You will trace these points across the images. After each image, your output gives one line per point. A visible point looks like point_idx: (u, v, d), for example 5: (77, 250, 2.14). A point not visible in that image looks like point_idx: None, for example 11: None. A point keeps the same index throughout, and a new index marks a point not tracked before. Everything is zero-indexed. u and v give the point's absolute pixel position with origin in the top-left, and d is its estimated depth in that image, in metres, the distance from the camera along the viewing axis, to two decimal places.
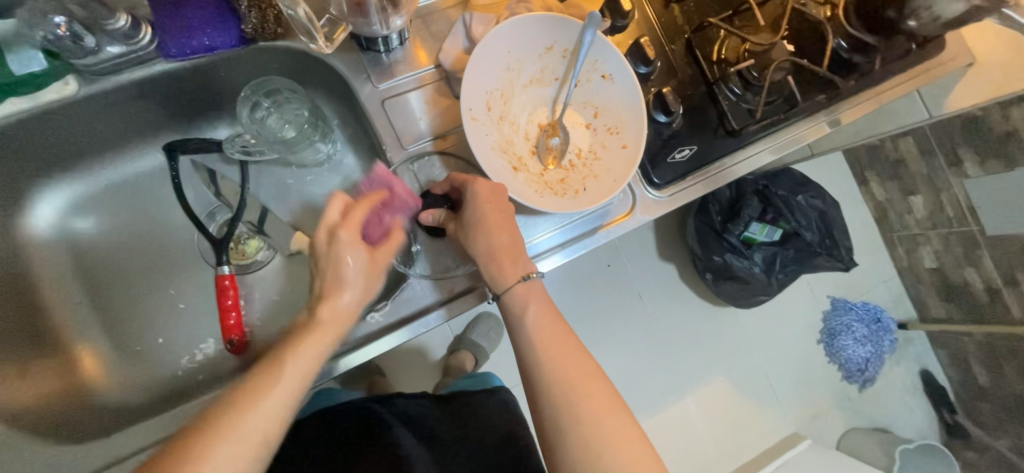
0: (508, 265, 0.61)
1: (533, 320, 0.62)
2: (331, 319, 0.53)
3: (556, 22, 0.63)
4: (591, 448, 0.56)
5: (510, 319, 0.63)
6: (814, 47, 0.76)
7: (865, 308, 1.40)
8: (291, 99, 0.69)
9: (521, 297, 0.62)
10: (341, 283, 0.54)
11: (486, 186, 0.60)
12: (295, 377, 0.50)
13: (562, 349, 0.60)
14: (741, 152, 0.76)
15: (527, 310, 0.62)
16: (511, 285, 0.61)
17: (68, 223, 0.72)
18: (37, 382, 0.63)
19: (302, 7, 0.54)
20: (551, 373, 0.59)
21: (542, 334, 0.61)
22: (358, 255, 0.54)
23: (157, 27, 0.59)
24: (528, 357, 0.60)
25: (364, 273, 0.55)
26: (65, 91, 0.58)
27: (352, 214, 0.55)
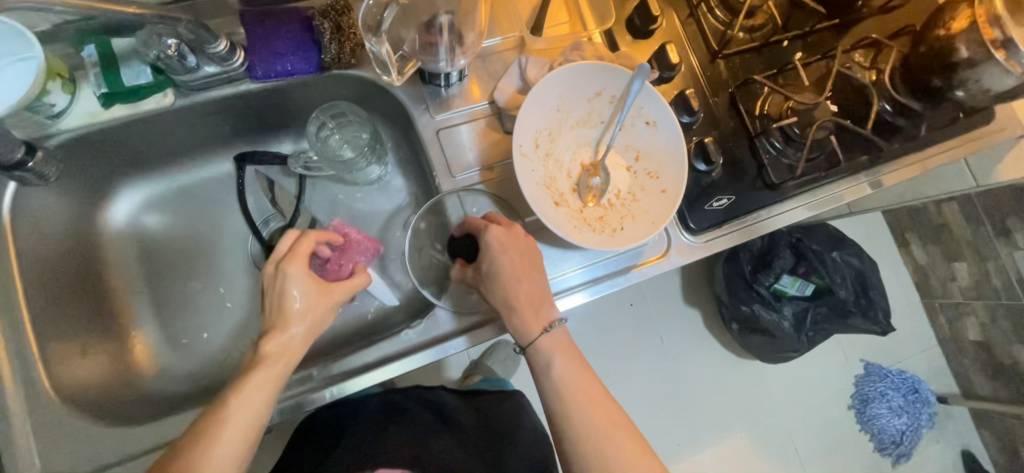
0: (530, 316, 0.63)
1: (559, 371, 0.62)
2: (282, 352, 0.56)
3: (607, 70, 0.67)
4: None
5: (536, 366, 0.64)
6: (858, 109, 0.77)
7: (902, 376, 1.33)
8: (353, 122, 0.75)
9: (546, 347, 0.63)
10: (288, 313, 0.57)
11: (501, 234, 0.63)
12: (242, 419, 0.53)
13: (589, 401, 0.61)
14: (779, 204, 0.77)
15: (553, 362, 0.63)
16: (534, 336, 0.62)
17: (138, 218, 0.77)
18: (93, 363, 0.67)
19: (385, 46, 0.61)
20: (580, 426, 0.60)
21: (568, 387, 0.62)
22: (307, 288, 0.57)
23: (249, 51, 0.65)
24: (557, 410, 0.61)
25: (311, 308, 0.57)
26: (164, 102, 0.64)
27: (301, 247, 0.59)
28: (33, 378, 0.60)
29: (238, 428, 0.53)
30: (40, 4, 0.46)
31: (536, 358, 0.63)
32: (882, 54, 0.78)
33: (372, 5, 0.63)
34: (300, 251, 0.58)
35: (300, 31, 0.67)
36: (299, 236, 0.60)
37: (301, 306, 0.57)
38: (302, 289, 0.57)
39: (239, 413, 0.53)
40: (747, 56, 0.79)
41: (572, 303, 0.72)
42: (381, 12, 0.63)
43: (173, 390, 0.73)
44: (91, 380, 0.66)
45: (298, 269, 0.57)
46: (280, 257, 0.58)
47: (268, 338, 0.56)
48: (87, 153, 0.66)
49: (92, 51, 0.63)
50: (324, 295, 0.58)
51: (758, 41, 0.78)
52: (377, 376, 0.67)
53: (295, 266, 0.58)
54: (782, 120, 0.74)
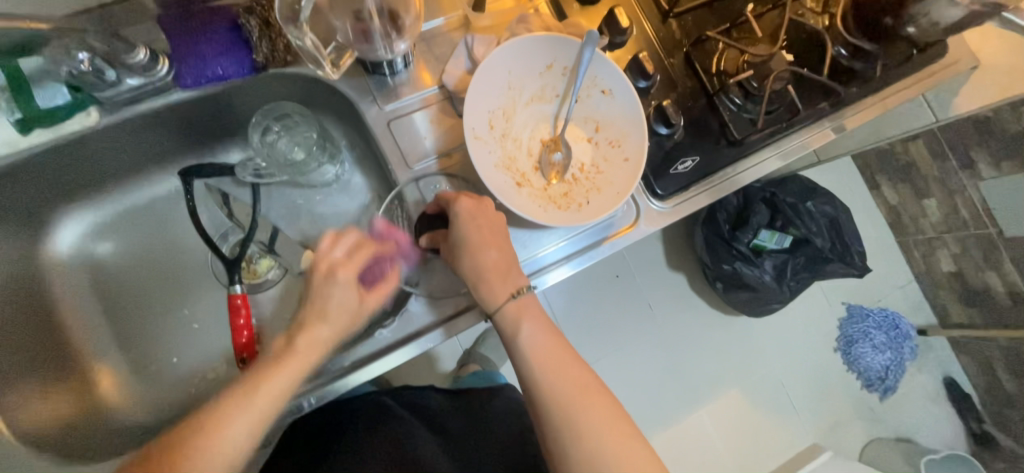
0: (497, 283, 0.62)
1: (527, 338, 0.62)
2: (309, 349, 0.57)
3: (555, 40, 0.64)
4: (592, 459, 0.57)
5: (507, 337, 0.63)
6: (814, 56, 0.76)
7: (883, 315, 1.37)
8: (299, 122, 0.71)
9: (514, 316, 0.62)
10: (327, 316, 0.58)
11: (470, 204, 0.61)
12: (261, 408, 0.54)
13: (560, 366, 0.61)
14: (746, 160, 0.76)
15: (521, 329, 0.62)
16: (502, 304, 0.62)
17: (87, 247, 0.74)
18: (55, 404, 0.64)
19: (309, 36, 0.58)
20: (551, 391, 0.59)
21: (539, 353, 0.61)
22: (345, 296, 0.59)
23: (174, 58, 0.61)
24: (527, 377, 0.61)
25: (350, 313, 0.59)
26: (88, 121, 0.60)
27: (353, 256, 0.60)
28: None
29: (255, 411, 0.53)
30: None
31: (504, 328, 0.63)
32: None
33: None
34: (357, 259, 0.60)
35: (228, 31, 0.63)
36: (359, 243, 0.61)
37: (340, 311, 0.58)
38: (346, 296, 0.58)
39: (268, 396, 0.54)
40: (698, 13, 0.77)
41: (553, 280, 0.72)
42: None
43: (150, 419, 0.71)
44: (55, 419, 0.63)
45: (349, 277, 0.59)
46: (335, 261, 0.59)
47: (302, 336, 0.57)
48: (14, 186, 0.62)
49: (0, 75, 0.58)
50: (363, 302, 0.60)
51: None
52: (357, 379, 0.66)
53: (348, 275, 0.59)
54: (739, 74, 0.72)
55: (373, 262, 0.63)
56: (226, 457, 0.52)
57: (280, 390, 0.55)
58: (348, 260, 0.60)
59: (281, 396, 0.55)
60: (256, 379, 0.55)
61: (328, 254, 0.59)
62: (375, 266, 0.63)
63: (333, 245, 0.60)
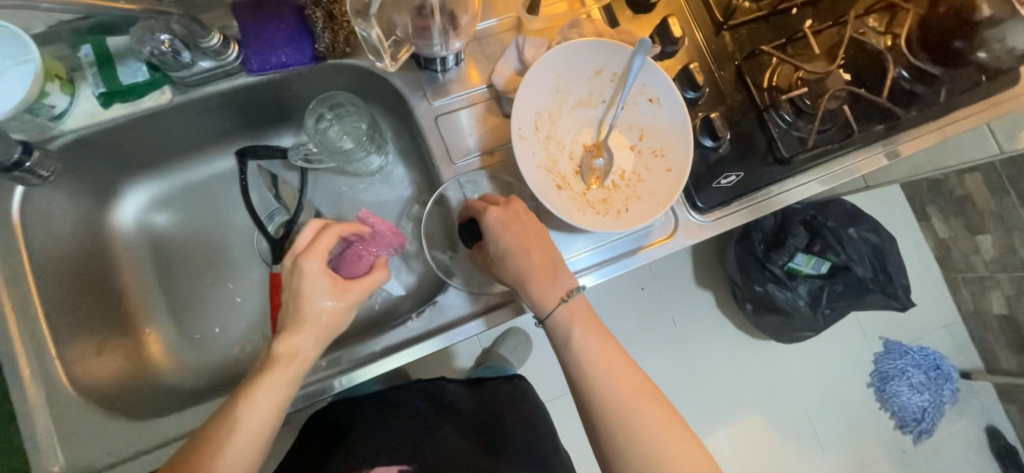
0: (547, 284, 0.62)
1: (579, 342, 0.61)
2: (297, 353, 0.56)
3: (607, 47, 0.65)
4: (650, 463, 0.56)
5: (559, 339, 0.62)
6: (874, 77, 0.74)
7: (923, 354, 1.30)
8: (351, 113, 0.74)
9: (565, 317, 0.62)
10: (303, 318, 0.56)
11: (501, 213, 0.63)
12: (256, 417, 0.53)
13: (615, 369, 0.60)
14: (792, 179, 0.75)
15: (572, 332, 0.62)
16: (553, 306, 0.62)
17: (146, 218, 0.78)
18: (109, 360, 0.69)
19: (375, 29, 0.60)
20: (605, 396, 0.58)
21: (592, 358, 0.60)
22: (316, 294, 0.57)
23: (243, 45, 0.65)
24: (579, 382, 0.60)
25: (327, 308, 0.57)
26: (162, 99, 0.65)
27: (319, 241, 0.58)
28: (49, 373, 0.61)
29: (246, 438, 0.52)
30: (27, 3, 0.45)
31: (556, 330, 0.62)
32: (897, 18, 0.74)
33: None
34: (321, 245, 0.58)
35: (294, 22, 0.66)
36: (321, 231, 0.59)
37: (321, 309, 0.57)
38: (320, 284, 0.57)
39: (253, 420, 0.53)
40: (753, 27, 0.75)
41: (580, 286, 0.72)
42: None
43: (192, 383, 0.75)
44: (108, 375, 0.67)
45: (317, 266, 0.57)
46: (299, 252, 0.58)
47: (280, 341, 0.55)
48: (91, 154, 0.67)
49: (89, 51, 0.63)
50: (339, 293, 0.58)
51: (766, 10, 0.75)
52: (387, 363, 0.68)
53: (315, 263, 0.57)
54: (792, 91, 0.71)
55: (353, 249, 0.67)
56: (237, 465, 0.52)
57: (279, 400, 0.55)
58: (311, 247, 0.58)
59: (279, 410, 0.55)
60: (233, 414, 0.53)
61: (293, 246, 0.58)
62: (354, 254, 0.67)
63: (299, 236, 0.59)
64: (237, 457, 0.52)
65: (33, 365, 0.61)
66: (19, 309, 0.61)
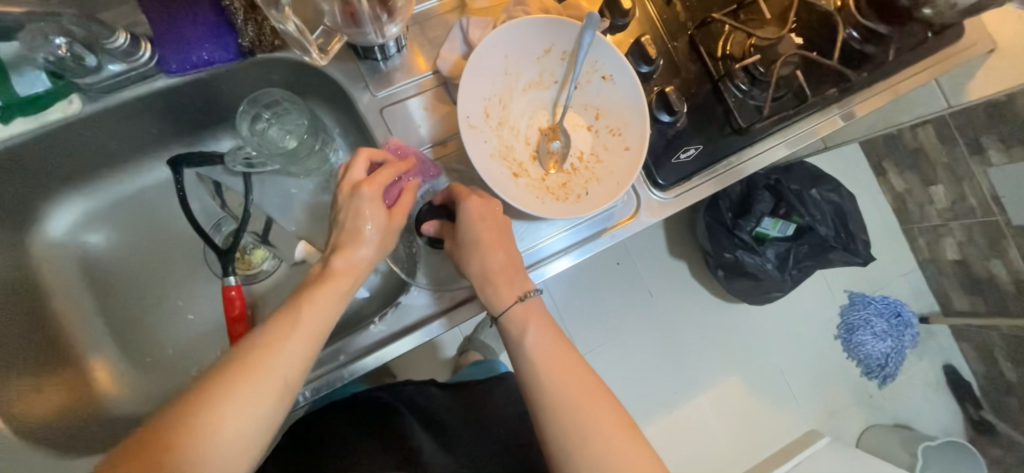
0: (504, 284, 0.62)
1: (532, 341, 0.61)
2: (346, 269, 0.56)
3: (554, 24, 0.61)
4: (596, 462, 0.56)
5: (512, 339, 0.63)
6: (823, 40, 0.74)
7: (885, 302, 1.36)
8: (291, 110, 0.69)
9: (519, 317, 0.62)
10: (360, 236, 0.56)
11: (478, 203, 0.60)
12: (290, 356, 0.50)
13: (566, 368, 0.60)
14: (751, 148, 0.74)
15: (525, 332, 0.62)
16: (508, 306, 0.62)
17: (79, 239, 0.73)
18: (50, 395, 0.64)
19: (292, 20, 0.54)
20: (555, 395, 0.59)
21: (543, 357, 0.61)
22: (375, 202, 0.56)
23: (156, 43, 0.59)
24: (530, 380, 0.60)
25: (382, 231, 0.56)
26: (71, 110, 0.58)
27: (378, 173, 0.56)
28: None
29: (279, 368, 0.50)
30: None
31: (508, 331, 0.63)
32: None
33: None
34: (380, 176, 0.56)
35: (213, 15, 0.60)
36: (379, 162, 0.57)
37: (375, 231, 0.56)
38: (375, 218, 0.56)
39: (290, 356, 0.51)
40: None
41: (557, 269, 0.70)
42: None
43: (149, 409, 0.71)
44: (53, 412, 0.62)
45: (375, 190, 0.55)
46: (355, 183, 0.56)
47: (337, 257, 0.55)
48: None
49: None
50: (390, 225, 0.57)
51: None
52: (362, 367, 0.65)
53: (373, 190, 0.55)
54: (746, 59, 0.70)
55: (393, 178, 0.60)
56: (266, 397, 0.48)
57: (322, 329, 0.53)
58: (369, 177, 0.56)
59: (317, 341, 0.53)
60: (251, 358, 0.49)
61: (348, 173, 0.56)
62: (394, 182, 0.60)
63: (351, 164, 0.56)
64: (270, 376, 0.49)
65: None
66: None
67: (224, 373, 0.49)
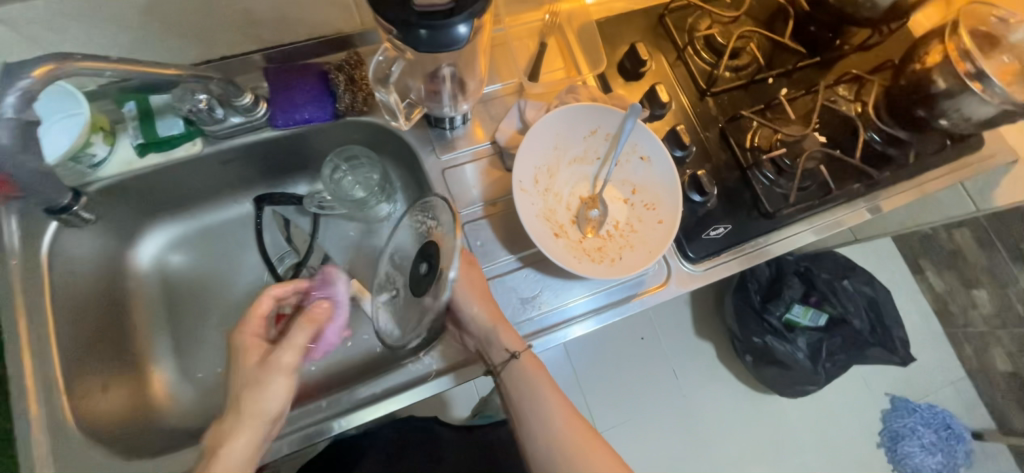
0: (507, 326, 0.69)
1: (531, 385, 0.70)
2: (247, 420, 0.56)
3: (602, 110, 0.71)
4: None
5: (518, 393, 0.71)
6: (848, 140, 0.81)
7: (932, 412, 1.28)
8: (365, 164, 0.80)
9: (520, 364, 0.70)
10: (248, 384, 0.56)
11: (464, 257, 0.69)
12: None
13: (568, 419, 0.69)
14: (780, 232, 0.79)
15: (525, 377, 0.70)
16: (516, 346, 0.69)
17: (162, 258, 0.81)
18: (114, 397, 0.70)
19: (393, 94, 0.68)
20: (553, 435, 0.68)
21: (540, 401, 0.70)
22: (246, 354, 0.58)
23: (271, 103, 0.72)
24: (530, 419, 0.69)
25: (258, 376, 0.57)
26: (193, 150, 0.70)
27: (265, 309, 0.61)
28: (56, 410, 0.62)
29: None
30: (94, 69, 0.49)
31: (514, 384, 0.70)
32: (864, 88, 0.84)
33: (380, 60, 0.66)
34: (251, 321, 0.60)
35: (318, 83, 0.72)
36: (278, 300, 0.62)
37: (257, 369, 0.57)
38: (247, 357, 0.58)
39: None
40: (735, 94, 0.83)
41: (577, 333, 0.73)
42: (390, 67, 0.66)
43: (190, 424, 0.75)
44: (115, 412, 0.69)
45: (245, 336, 0.59)
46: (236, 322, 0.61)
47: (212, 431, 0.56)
48: (122, 198, 0.72)
49: (131, 107, 0.69)
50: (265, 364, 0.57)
51: (745, 79, 0.83)
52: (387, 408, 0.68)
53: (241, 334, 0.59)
54: (772, 152, 0.78)
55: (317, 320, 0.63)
56: None
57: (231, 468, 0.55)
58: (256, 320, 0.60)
59: None
60: None
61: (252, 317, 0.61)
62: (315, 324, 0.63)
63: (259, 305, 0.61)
64: None
65: (39, 398, 0.62)
66: (34, 344, 0.63)
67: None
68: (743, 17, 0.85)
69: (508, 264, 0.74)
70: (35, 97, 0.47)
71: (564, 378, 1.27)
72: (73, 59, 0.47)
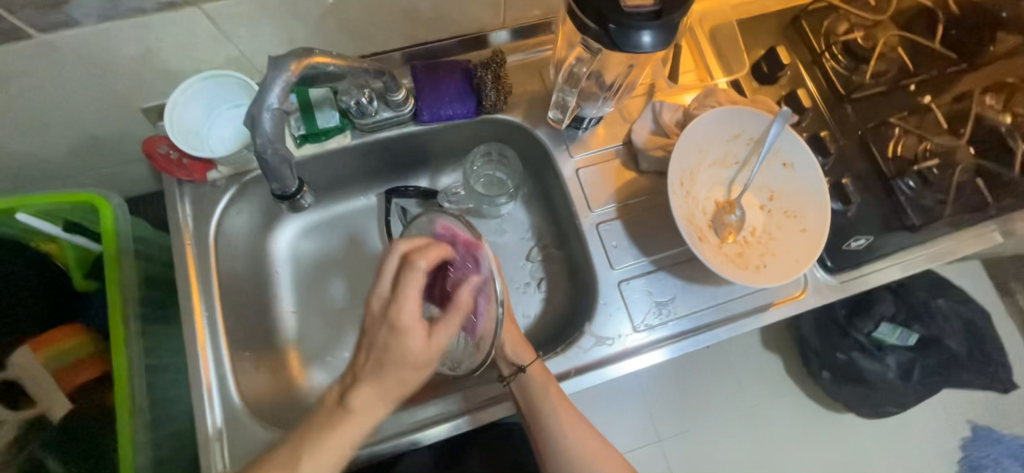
0: (520, 344, 0.70)
1: (546, 400, 0.67)
2: (362, 409, 0.57)
3: (745, 114, 0.70)
4: None
5: (526, 409, 0.68)
6: (997, 151, 0.77)
7: (1018, 443, 1.23)
8: (495, 160, 0.81)
9: (535, 379, 0.68)
10: (381, 368, 0.56)
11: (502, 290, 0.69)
12: (337, 452, 0.56)
13: (577, 433, 0.68)
14: (921, 245, 0.76)
15: (541, 391, 0.67)
16: (529, 363, 0.68)
17: (294, 246, 0.82)
18: (263, 378, 0.73)
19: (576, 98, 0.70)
20: (561, 443, 0.68)
21: (554, 415, 0.67)
22: (414, 331, 0.54)
23: (418, 98, 0.73)
24: (540, 428, 0.68)
25: (420, 353, 0.55)
26: (344, 142, 0.73)
27: (417, 260, 0.55)
28: (227, 389, 0.66)
29: None
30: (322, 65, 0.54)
31: (522, 399, 0.68)
32: (1014, 97, 0.79)
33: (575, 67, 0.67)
34: (410, 287, 0.54)
35: (462, 81, 0.74)
36: (417, 272, 0.54)
37: (414, 324, 0.54)
38: (413, 336, 0.54)
39: (333, 451, 0.56)
40: (875, 100, 0.80)
41: (654, 359, 0.71)
42: (583, 70, 0.67)
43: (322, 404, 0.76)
44: (266, 394, 0.72)
45: (410, 314, 0.53)
46: (382, 295, 0.55)
47: (353, 396, 0.56)
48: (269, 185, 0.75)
49: (292, 99, 0.71)
50: (431, 341, 0.55)
51: (886, 85, 0.80)
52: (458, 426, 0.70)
53: (405, 306, 0.54)
54: (921, 162, 0.75)
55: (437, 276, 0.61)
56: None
57: (345, 449, 0.57)
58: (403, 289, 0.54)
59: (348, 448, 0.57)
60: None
61: (373, 288, 0.56)
62: (439, 280, 0.61)
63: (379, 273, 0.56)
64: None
65: (211, 374, 0.66)
66: (207, 324, 0.67)
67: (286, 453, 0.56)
68: (887, 21, 0.81)
69: (640, 267, 0.73)
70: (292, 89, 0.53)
71: (629, 383, 1.25)
72: (314, 53, 0.53)
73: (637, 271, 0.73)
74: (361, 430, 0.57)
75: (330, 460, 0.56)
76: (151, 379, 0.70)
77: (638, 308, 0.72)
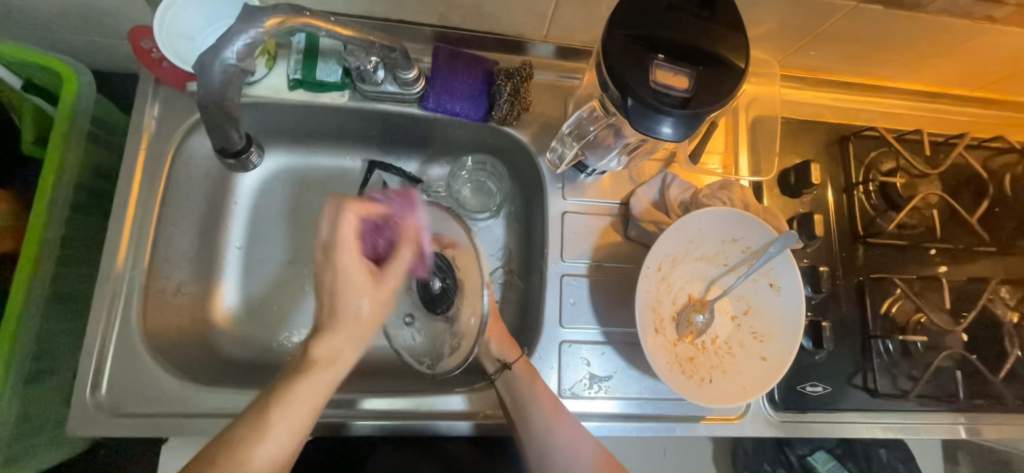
0: (505, 339, 0.66)
1: (533, 396, 0.62)
2: (326, 361, 0.52)
3: (747, 220, 0.66)
4: None
5: (513, 411, 0.63)
6: (991, 347, 0.72)
7: None
8: (487, 172, 0.79)
9: (521, 374, 0.63)
10: (337, 319, 0.53)
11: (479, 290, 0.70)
12: (307, 405, 0.51)
13: (580, 446, 0.61)
14: (874, 413, 0.72)
15: (526, 386, 0.62)
16: (514, 359, 0.64)
17: (260, 187, 0.77)
18: (179, 306, 0.69)
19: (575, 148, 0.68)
20: (552, 450, 0.61)
21: (542, 416, 0.61)
22: (356, 271, 0.53)
23: (428, 83, 0.68)
24: (525, 430, 0.62)
25: (369, 307, 0.53)
26: (338, 101, 0.69)
27: (358, 211, 0.55)
28: (132, 306, 0.63)
29: (278, 438, 0.50)
30: (307, 25, 0.54)
31: (509, 399, 0.63)
32: None
33: (582, 116, 0.65)
34: (350, 234, 0.53)
35: (481, 81, 0.69)
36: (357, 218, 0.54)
37: (351, 263, 0.53)
38: (358, 278, 0.53)
39: (304, 397, 0.51)
40: (889, 251, 0.75)
41: None
42: (591, 126, 0.66)
43: (229, 350, 0.72)
44: (178, 324, 0.69)
45: (350, 256, 0.53)
46: (326, 245, 0.53)
47: (318, 344, 0.52)
48: (250, 116, 0.70)
49: (301, 39, 0.67)
50: (377, 287, 0.54)
51: (907, 240, 0.75)
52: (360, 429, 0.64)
53: (347, 254, 0.53)
54: (908, 332, 0.70)
55: (370, 232, 0.58)
56: (290, 435, 0.51)
57: (315, 400, 0.52)
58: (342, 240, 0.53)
59: (326, 389, 0.52)
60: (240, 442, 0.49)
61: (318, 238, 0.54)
62: (372, 235, 0.58)
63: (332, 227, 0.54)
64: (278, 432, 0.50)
65: (121, 284, 0.63)
66: (135, 235, 0.64)
67: (259, 399, 0.51)
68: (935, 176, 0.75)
69: (590, 335, 0.69)
70: (258, 46, 0.54)
71: None
72: (302, 14, 0.54)
73: (585, 336, 0.69)
74: (331, 379, 0.52)
75: (297, 415, 0.50)
76: (61, 268, 0.68)
77: (571, 374, 0.68)
